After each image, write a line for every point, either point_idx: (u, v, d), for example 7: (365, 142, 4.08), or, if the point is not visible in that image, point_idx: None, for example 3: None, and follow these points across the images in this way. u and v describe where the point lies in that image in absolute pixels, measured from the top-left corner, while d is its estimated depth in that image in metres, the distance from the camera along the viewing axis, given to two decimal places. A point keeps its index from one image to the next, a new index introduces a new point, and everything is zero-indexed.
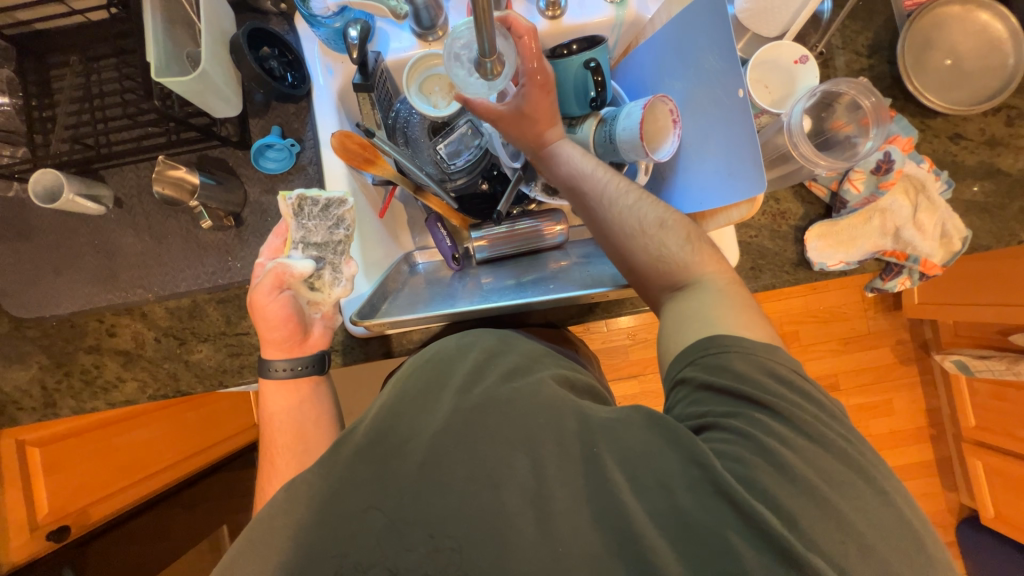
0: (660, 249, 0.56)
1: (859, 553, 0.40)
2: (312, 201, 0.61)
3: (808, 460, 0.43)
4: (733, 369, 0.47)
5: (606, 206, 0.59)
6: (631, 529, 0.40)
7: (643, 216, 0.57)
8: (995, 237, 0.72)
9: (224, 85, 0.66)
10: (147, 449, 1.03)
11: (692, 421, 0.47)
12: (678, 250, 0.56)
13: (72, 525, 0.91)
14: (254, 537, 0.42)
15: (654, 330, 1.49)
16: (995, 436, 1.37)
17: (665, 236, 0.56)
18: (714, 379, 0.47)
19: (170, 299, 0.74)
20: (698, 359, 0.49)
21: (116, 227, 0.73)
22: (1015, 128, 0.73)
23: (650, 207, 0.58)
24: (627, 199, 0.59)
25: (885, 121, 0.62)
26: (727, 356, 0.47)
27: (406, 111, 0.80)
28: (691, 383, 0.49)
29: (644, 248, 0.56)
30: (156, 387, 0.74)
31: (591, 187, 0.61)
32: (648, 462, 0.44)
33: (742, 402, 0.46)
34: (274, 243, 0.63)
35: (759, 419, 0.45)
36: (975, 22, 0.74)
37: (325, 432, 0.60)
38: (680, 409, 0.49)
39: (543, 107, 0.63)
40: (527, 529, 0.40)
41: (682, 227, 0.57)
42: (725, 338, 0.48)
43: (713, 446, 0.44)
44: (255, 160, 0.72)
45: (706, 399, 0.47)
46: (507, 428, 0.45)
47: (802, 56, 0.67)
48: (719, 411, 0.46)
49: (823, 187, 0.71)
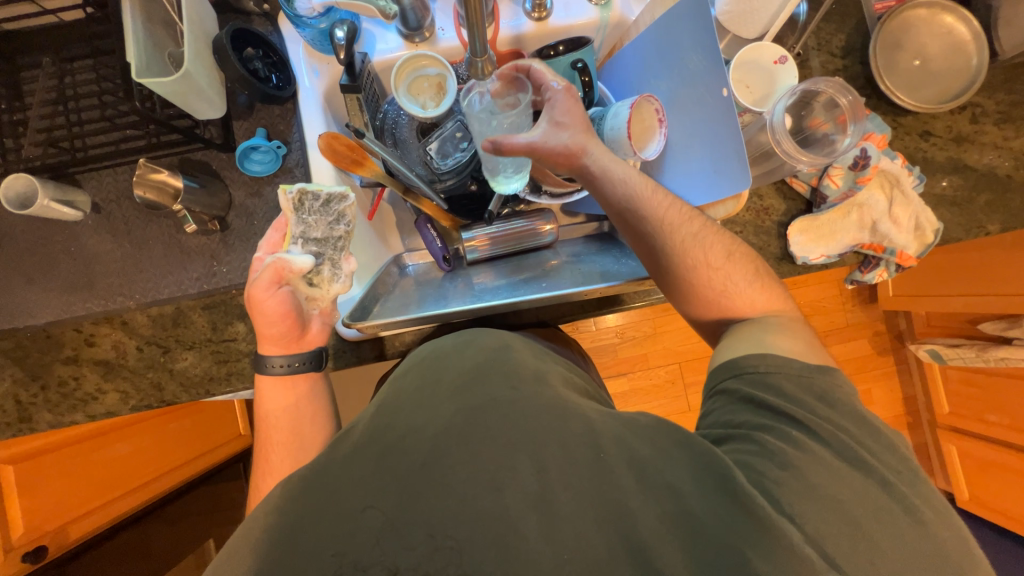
0: (725, 284, 0.59)
1: (847, 536, 0.41)
2: (313, 195, 0.61)
3: (801, 452, 0.45)
4: (779, 388, 0.49)
5: (670, 236, 0.58)
6: (636, 531, 0.41)
7: (710, 249, 0.59)
8: (964, 230, 0.75)
9: (208, 86, 0.65)
10: (126, 464, 0.99)
11: (726, 428, 0.50)
12: (746, 287, 0.59)
13: (49, 544, 0.86)
14: (245, 541, 0.41)
15: (641, 327, 1.51)
16: (968, 421, 1.43)
17: (730, 270, 0.59)
18: (758, 394, 0.50)
19: (152, 307, 0.71)
20: (743, 372, 0.52)
21: (93, 233, 0.71)
22: (979, 125, 0.77)
23: (712, 236, 0.59)
24: (691, 228, 0.59)
25: (862, 118, 0.65)
26: (774, 376, 0.50)
27: (394, 112, 0.79)
28: (732, 394, 0.52)
29: (710, 283, 0.59)
30: (139, 398, 0.72)
31: (649, 213, 0.59)
32: (656, 466, 0.44)
33: (781, 419, 0.48)
34: (273, 238, 0.62)
35: (795, 435, 0.46)
36: (941, 25, 0.77)
37: (320, 435, 0.59)
38: (716, 415, 0.52)
39: (575, 112, 0.61)
40: (529, 529, 0.40)
41: (746, 262, 0.60)
42: (779, 359, 0.51)
43: (737, 457, 0.46)
44: (240, 162, 0.71)
45: (745, 410, 0.50)
46: (512, 431, 0.45)
47: (781, 56, 0.70)
48: (752, 422, 0.49)
49: (804, 183, 0.74)
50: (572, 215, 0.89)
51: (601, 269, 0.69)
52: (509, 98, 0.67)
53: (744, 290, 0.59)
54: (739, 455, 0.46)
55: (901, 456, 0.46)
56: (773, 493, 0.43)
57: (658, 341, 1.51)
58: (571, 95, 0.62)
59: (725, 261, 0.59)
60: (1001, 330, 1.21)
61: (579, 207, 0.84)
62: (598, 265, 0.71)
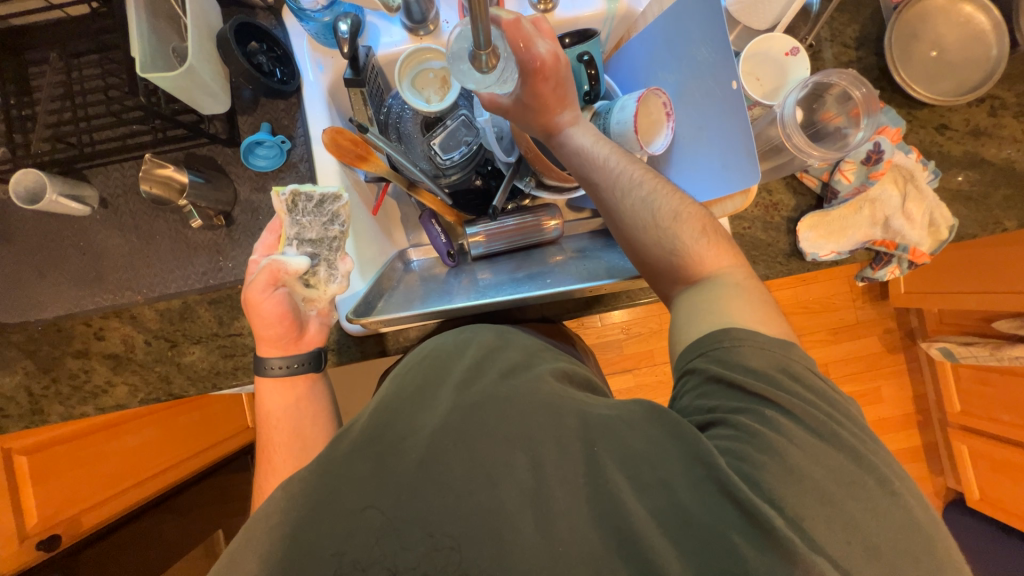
0: (674, 242, 0.56)
1: (863, 546, 0.40)
2: (306, 197, 0.61)
3: (779, 434, 0.43)
4: (748, 364, 0.47)
5: (617, 196, 0.58)
6: (630, 527, 0.40)
7: (658, 209, 0.57)
8: (980, 226, 0.73)
9: (212, 81, 0.65)
10: (135, 456, 1.01)
11: (705, 415, 0.47)
12: (694, 244, 0.56)
13: (63, 533, 0.88)
14: (248, 540, 0.41)
15: (647, 323, 1.50)
16: (979, 420, 1.41)
17: (680, 230, 0.56)
18: (727, 372, 0.47)
19: (159, 301, 0.72)
20: (708, 351, 0.49)
21: (101, 228, 0.71)
22: (998, 118, 0.74)
23: (664, 198, 0.58)
24: (641, 189, 0.58)
25: (874, 112, 0.63)
26: (739, 350, 0.48)
27: (399, 106, 0.79)
28: (701, 374, 0.49)
29: (657, 242, 0.57)
30: (148, 391, 0.73)
31: (599, 174, 0.60)
32: (649, 462, 0.43)
33: (753, 399, 0.46)
34: (267, 240, 0.62)
35: (770, 416, 0.45)
36: (960, 14, 0.75)
37: (323, 432, 0.60)
38: (690, 399, 0.49)
39: (546, 93, 0.58)
40: (526, 529, 0.40)
41: (697, 220, 0.57)
42: (743, 332, 0.49)
43: (718, 443, 0.44)
44: (246, 157, 0.71)
45: (718, 392, 0.48)
46: (505, 427, 0.45)
47: (793, 47, 0.68)
48: (728, 406, 0.46)
49: (815, 178, 0.72)
50: (578, 211, 0.88)
51: (607, 265, 0.68)
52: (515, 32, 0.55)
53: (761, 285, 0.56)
54: (721, 442, 0.44)
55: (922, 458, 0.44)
56: (760, 482, 0.41)
57: (663, 337, 1.50)
58: (545, 73, 0.57)
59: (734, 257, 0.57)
60: (1015, 329, 1.19)
61: (585, 202, 0.83)
62: (604, 261, 0.70)
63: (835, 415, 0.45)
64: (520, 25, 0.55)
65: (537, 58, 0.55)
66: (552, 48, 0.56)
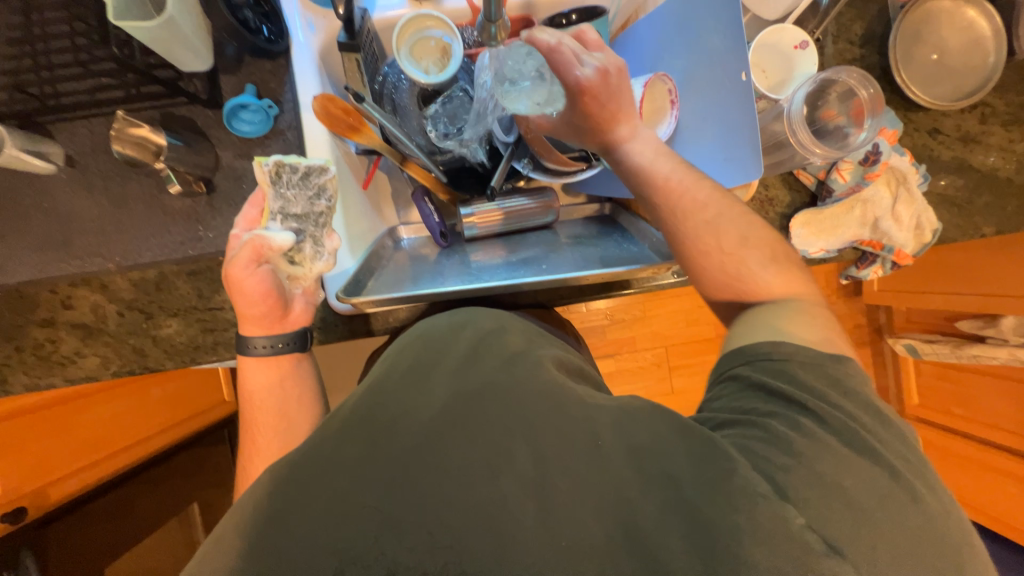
0: (739, 269, 0.55)
1: (886, 552, 0.38)
2: (291, 167, 0.57)
3: (811, 441, 0.41)
4: (793, 375, 0.46)
5: (681, 220, 0.56)
6: (638, 526, 0.39)
7: (724, 234, 0.55)
8: (960, 230, 0.76)
9: (194, 36, 0.60)
10: (108, 427, 0.98)
11: (736, 415, 0.46)
12: (760, 270, 0.55)
13: (28, 506, 0.84)
14: (234, 526, 0.39)
15: (631, 310, 1.51)
16: (935, 413, 1.50)
17: (747, 257, 0.55)
18: (769, 381, 0.47)
19: (133, 271, 0.68)
20: (755, 359, 0.49)
21: (68, 188, 0.66)
22: (987, 125, 0.76)
23: (730, 222, 0.56)
24: (705, 214, 0.55)
25: (879, 112, 0.65)
26: (788, 363, 0.47)
27: (395, 75, 0.75)
28: (743, 380, 0.49)
29: (722, 270, 0.56)
30: (121, 363, 0.70)
31: (661, 194, 0.56)
32: (659, 459, 0.41)
33: (791, 406, 0.45)
34: (249, 214, 0.59)
35: (803, 422, 0.43)
36: (963, 18, 0.76)
37: (308, 414, 0.59)
38: (724, 401, 0.49)
39: (597, 111, 0.55)
40: (527, 521, 0.39)
41: (764, 245, 0.56)
42: (794, 346, 0.48)
43: (741, 443, 0.43)
44: (228, 121, 0.66)
45: (754, 397, 0.47)
46: (510, 420, 0.44)
47: (802, 41, 0.68)
48: (761, 409, 0.45)
49: (811, 176, 0.73)
50: (574, 195, 0.86)
51: (601, 253, 0.68)
52: (571, 49, 0.54)
53: (763, 278, 0.55)
54: (743, 440, 0.43)
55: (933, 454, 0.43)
56: (782, 483, 0.39)
57: (646, 324, 1.53)
58: (592, 92, 0.54)
59: (783, 270, 0.56)
60: (977, 328, 1.25)
61: (582, 188, 0.82)
62: (598, 249, 0.70)
63: (855, 420, 0.43)
64: (560, 49, 0.53)
65: (580, 80, 0.53)
66: (597, 65, 0.54)
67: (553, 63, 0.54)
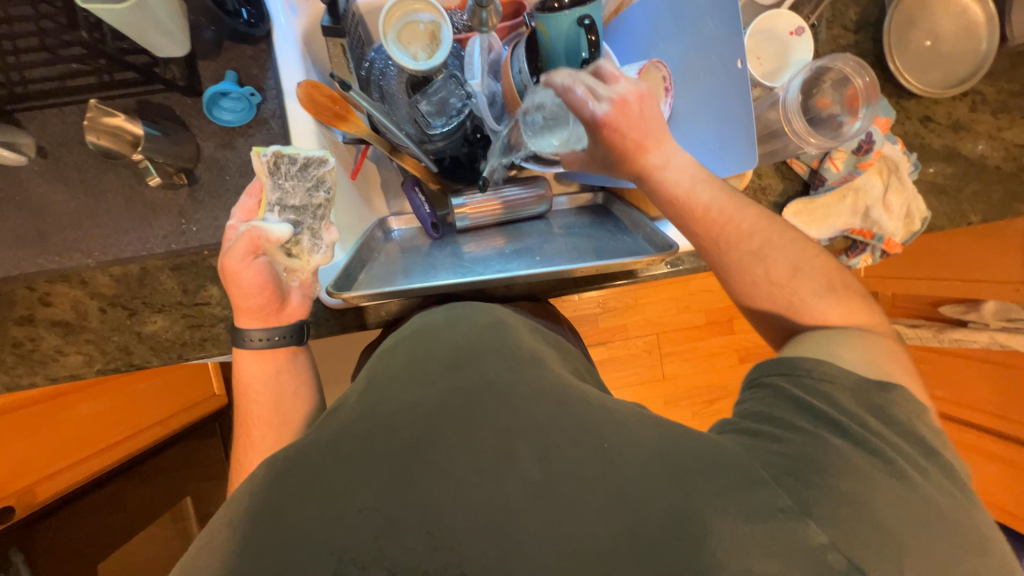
0: (793, 301, 0.53)
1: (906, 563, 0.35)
2: (289, 158, 0.56)
3: (838, 461, 0.39)
4: (835, 399, 0.43)
5: (723, 252, 0.55)
6: (647, 529, 0.37)
7: (774, 266, 0.53)
8: (948, 218, 0.76)
9: (168, 19, 0.57)
10: (93, 424, 0.96)
11: (762, 422, 0.44)
12: (817, 301, 0.52)
13: (16, 505, 0.84)
14: (225, 528, 0.38)
15: (623, 299, 1.51)
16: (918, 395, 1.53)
17: (799, 287, 0.53)
18: (806, 398, 0.44)
19: (114, 266, 0.66)
20: (795, 373, 0.46)
21: (41, 180, 0.64)
22: (978, 113, 0.76)
23: (783, 251, 0.53)
24: (751, 245, 0.54)
25: (874, 100, 0.64)
26: (829, 387, 0.44)
27: (382, 61, 0.73)
28: (776, 391, 0.46)
29: (775, 302, 0.53)
30: (105, 361, 0.68)
31: (703, 229, 0.55)
32: (670, 466, 0.40)
33: (825, 427, 0.42)
34: (247, 204, 0.57)
35: (833, 444, 0.40)
36: (956, 4, 0.75)
37: (303, 406, 0.58)
38: (752, 407, 0.46)
39: (622, 143, 0.54)
40: (531, 524, 0.37)
41: (821, 274, 0.53)
42: (840, 371, 0.45)
43: (766, 459, 0.40)
44: (209, 110, 0.64)
45: (786, 409, 0.44)
46: (512, 420, 0.42)
47: (799, 27, 0.67)
48: (791, 424, 0.43)
49: (804, 165, 0.73)
50: (567, 184, 0.84)
51: (595, 244, 0.67)
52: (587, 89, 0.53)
53: (784, 283, 0.53)
54: (766, 456, 0.41)
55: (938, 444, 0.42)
56: (798, 494, 0.38)
57: (637, 312, 1.53)
58: (614, 126, 0.52)
59: (822, 289, 0.52)
60: None
61: (575, 176, 0.80)
62: (592, 239, 0.69)
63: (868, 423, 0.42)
64: (574, 89, 0.53)
65: (598, 117, 0.52)
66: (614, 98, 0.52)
67: (570, 103, 0.54)
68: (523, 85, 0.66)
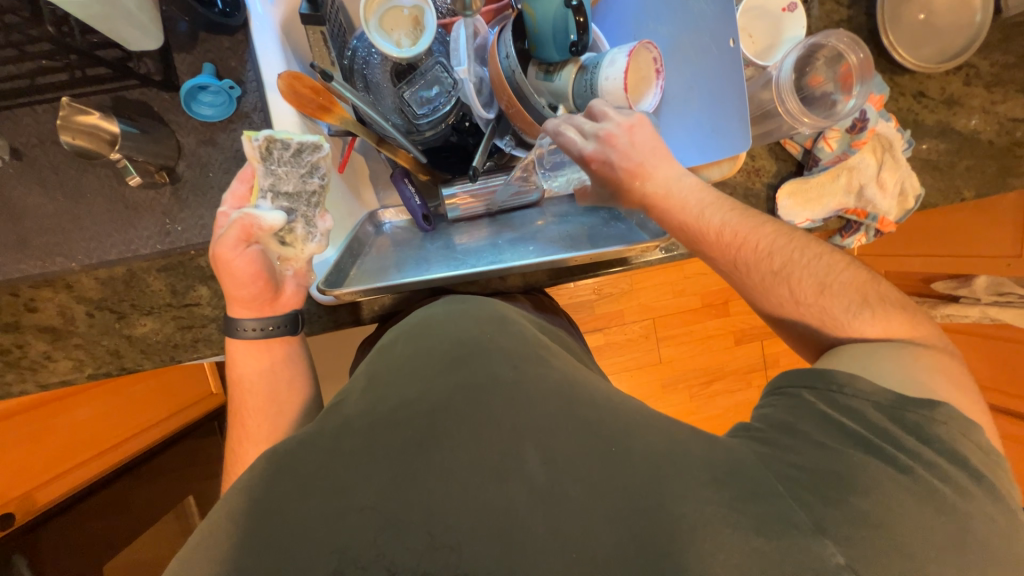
0: (823, 320, 0.52)
1: (897, 550, 0.37)
2: (281, 144, 0.53)
3: (864, 476, 0.40)
4: (866, 416, 0.43)
5: (742, 274, 0.55)
6: (650, 523, 0.37)
7: (801, 284, 0.53)
8: (942, 195, 0.76)
9: (137, 10, 0.54)
10: (92, 428, 0.95)
11: (778, 428, 0.45)
12: (853, 319, 0.51)
13: (16, 511, 0.84)
14: (223, 536, 0.37)
15: (619, 285, 1.51)
16: None
17: (829, 305, 0.52)
18: (835, 413, 0.44)
19: (99, 269, 0.64)
20: (826, 387, 0.46)
21: (16, 183, 0.62)
22: (971, 87, 0.75)
23: (811, 266, 0.53)
24: (773, 265, 0.53)
25: (868, 78, 0.62)
26: (861, 403, 0.44)
27: (365, 49, 0.71)
28: (803, 402, 0.46)
29: (803, 320, 0.54)
30: (96, 366, 0.67)
31: (717, 252, 0.55)
32: (675, 466, 0.40)
33: (853, 443, 0.42)
34: (239, 190, 0.55)
35: (859, 459, 0.41)
36: None
37: (299, 398, 0.58)
38: (774, 413, 0.47)
39: (614, 176, 0.57)
40: (538, 529, 0.37)
41: (853, 289, 0.52)
42: (873, 386, 0.45)
43: (788, 470, 0.41)
44: (187, 105, 0.62)
45: (811, 420, 0.44)
46: (515, 419, 0.42)
47: (791, 4, 0.66)
48: (816, 434, 0.43)
49: (798, 145, 0.72)
50: None
51: (587, 229, 0.67)
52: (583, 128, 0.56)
53: (778, 268, 0.53)
54: (789, 466, 0.41)
55: (944, 434, 0.42)
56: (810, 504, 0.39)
57: (633, 297, 1.53)
58: (597, 160, 0.56)
59: (855, 304, 0.51)
60: None
61: None
62: (585, 225, 0.68)
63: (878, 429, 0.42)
64: (562, 131, 0.57)
65: (583, 154, 0.56)
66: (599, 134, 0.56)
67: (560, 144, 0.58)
68: (510, 70, 0.62)
